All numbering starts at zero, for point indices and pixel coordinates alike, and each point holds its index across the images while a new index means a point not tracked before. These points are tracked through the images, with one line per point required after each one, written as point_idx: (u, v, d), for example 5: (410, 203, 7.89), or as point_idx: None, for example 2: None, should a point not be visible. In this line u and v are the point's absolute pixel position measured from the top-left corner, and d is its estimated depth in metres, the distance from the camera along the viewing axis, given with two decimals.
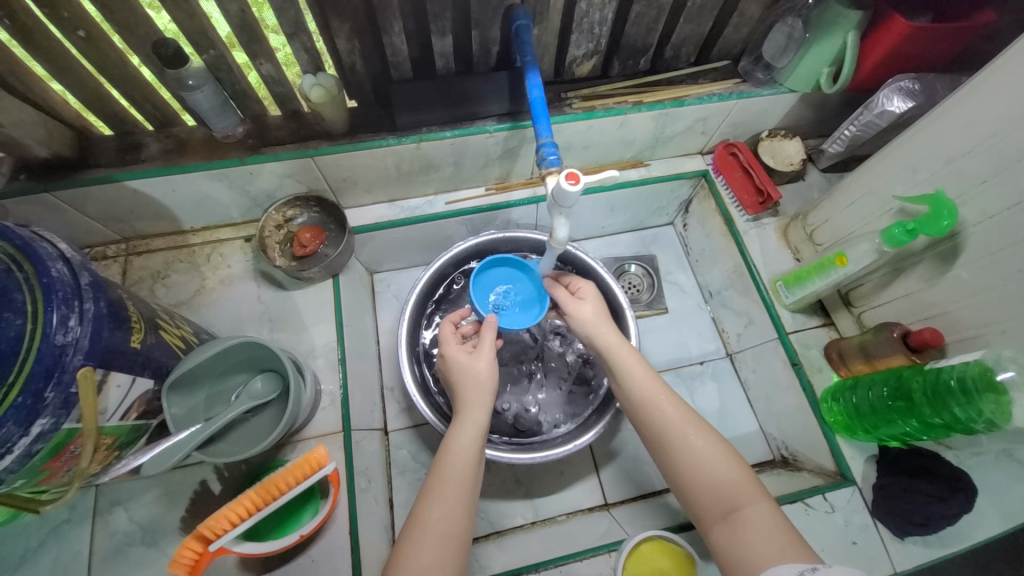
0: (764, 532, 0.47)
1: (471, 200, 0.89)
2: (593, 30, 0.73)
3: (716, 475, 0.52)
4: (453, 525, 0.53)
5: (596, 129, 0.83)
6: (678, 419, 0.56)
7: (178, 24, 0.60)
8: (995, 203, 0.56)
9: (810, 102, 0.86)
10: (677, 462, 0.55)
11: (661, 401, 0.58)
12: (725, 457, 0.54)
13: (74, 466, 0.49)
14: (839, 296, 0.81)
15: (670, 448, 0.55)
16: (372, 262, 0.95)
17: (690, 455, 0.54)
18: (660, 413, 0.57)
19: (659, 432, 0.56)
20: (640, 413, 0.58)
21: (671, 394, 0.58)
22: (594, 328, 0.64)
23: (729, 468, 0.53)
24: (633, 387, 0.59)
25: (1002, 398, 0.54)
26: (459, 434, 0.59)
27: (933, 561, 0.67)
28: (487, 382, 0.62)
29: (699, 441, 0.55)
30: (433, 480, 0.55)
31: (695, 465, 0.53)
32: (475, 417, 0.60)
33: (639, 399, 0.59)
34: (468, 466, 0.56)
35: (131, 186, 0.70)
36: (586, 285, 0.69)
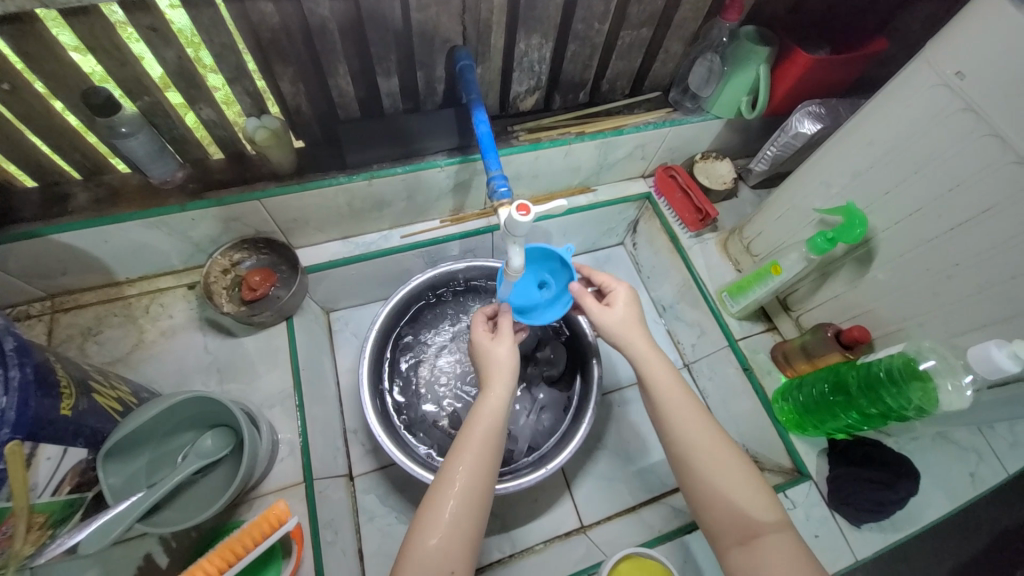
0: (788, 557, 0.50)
1: (426, 232, 0.90)
2: (533, 68, 0.77)
3: (743, 500, 0.54)
4: (473, 490, 0.53)
5: (543, 159, 0.86)
6: (711, 441, 0.57)
7: (108, 71, 0.58)
8: (897, 211, 0.63)
9: (734, 127, 0.94)
10: (702, 484, 0.55)
11: (697, 424, 0.57)
12: (751, 482, 0.55)
13: (3, 550, 0.44)
14: (778, 302, 0.87)
15: (701, 469, 0.56)
16: (327, 300, 0.92)
17: (717, 474, 0.55)
18: (687, 431, 0.57)
19: (688, 450, 0.57)
20: (667, 426, 0.59)
21: (703, 415, 0.59)
22: (623, 338, 0.63)
23: (758, 489, 0.54)
24: (661, 403, 0.59)
25: (927, 386, 0.59)
26: (485, 403, 0.59)
27: (888, 545, 0.72)
28: (510, 360, 0.62)
29: (731, 464, 0.56)
30: (451, 465, 0.54)
31: (724, 488, 0.54)
32: (498, 387, 0.60)
33: (671, 415, 0.58)
34: (491, 434, 0.57)
35: (57, 239, 0.66)
36: (618, 287, 0.67)
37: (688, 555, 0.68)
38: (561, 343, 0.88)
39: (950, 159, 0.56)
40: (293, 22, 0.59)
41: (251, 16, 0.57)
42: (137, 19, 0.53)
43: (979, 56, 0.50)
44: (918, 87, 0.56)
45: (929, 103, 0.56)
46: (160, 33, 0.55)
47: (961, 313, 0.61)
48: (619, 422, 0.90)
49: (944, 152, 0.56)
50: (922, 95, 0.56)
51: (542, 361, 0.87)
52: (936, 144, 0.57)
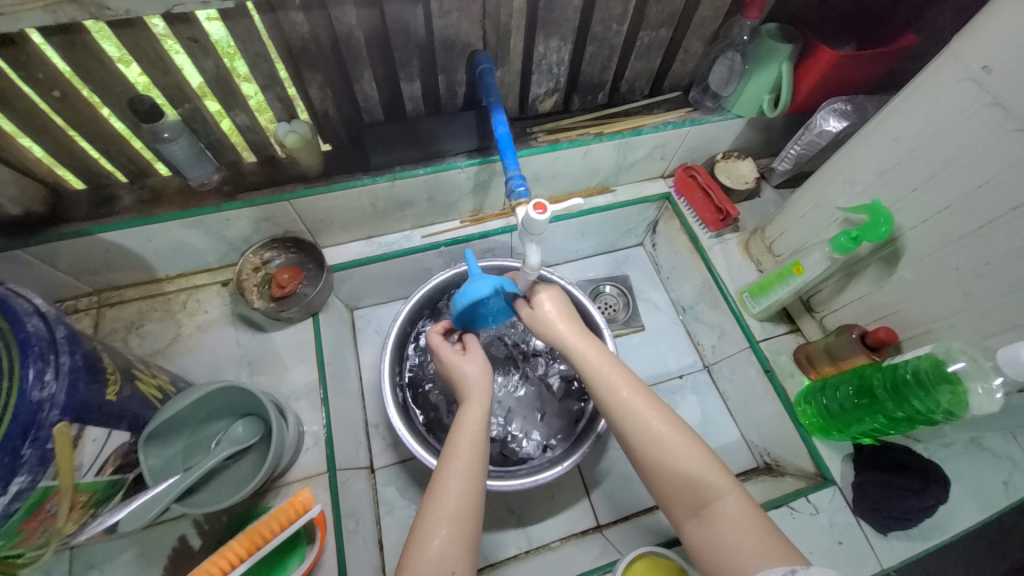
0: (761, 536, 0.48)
1: (446, 232, 0.92)
2: (552, 70, 0.79)
3: (685, 467, 0.53)
4: (463, 503, 0.54)
5: (561, 160, 0.87)
6: (644, 408, 0.56)
7: (152, 80, 0.62)
8: (925, 209, 0.62)
9: (756, 126, 0.93)
10: (648, 456, 0.54)
11: (626, 389, 0.58)
12: (694, 452, 0.54)
13: (49, 527, 0.48)
14: (801, 303, 0.85)
15: (637, 442, 0.55)
16: (351, 298, 0.95)
17: (661, 445, 0.54)
18: (625, 408, 0.57)
19: (624, 421, 0.56)
20: (609, 409, 0.58)
21: (639, 389, 0.58)
22: (557, 328, 0.64)
23: (695, 455, 0.54)
24: (601, 388, 0.59)
25: (957, 388, 0.57)
26: (464, 420, 0.61)
27: (917, 553, 0.69)
28: (485, 376, 0.66)
29: (666, 429, 0.55)
30: (442, 476, 0.56)
31: (664, 457, 0.54)
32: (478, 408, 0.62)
33: (604, 389, 0.59)
34: (475, 453, 0.58)
35: (104, 238, 0.70)
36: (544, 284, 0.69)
37: None
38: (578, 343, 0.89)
39: (980, 154, 0.54)
40: (321, 30, 0.62)
41: (283, 25, 0.60)
42: (179, 31, 0.57)
43: (1010, 47, 0.49)
44: (947, 81, 0.55)
45: (958, 98, 0.55)
46: (200, 44, 0.59)
47: (994, 315, 0.59)
48: None
49: (973, 148, 0.55)
50: (951, 89, 0.55)
51: (559, 360, 0.89)
52: (965, 139, 0.55)
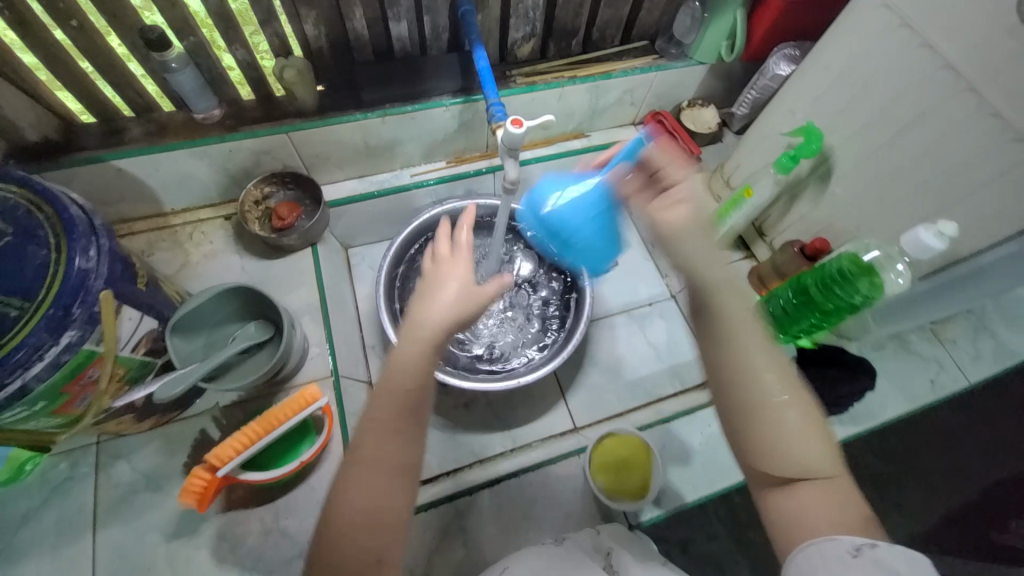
0: (832, 505, 0.41)
1: (434, 172, 1.00)
2: (529, 14, 0.86)
3: (799, 440, 0.43)
4: (388, 453, 0.44)
5: (539, 102, 0.95)
6: (773, 362, 0.45)
7: (160, 12, 0.67)
8: (848, 129, 0.71)
9: (716, 73, 1.02)
10: (760, 418, 0.44)
11: (747, 333, 0.46)
12: (813, 423, 0.44)
13: (90, 394, 0.55)
14: (755, 230, 0.95)
15: (755, 396, 0.44)
16: (346, 236, 1.03)
17: (781, 411, 0.44)
18: (749, 355, 0.46)
19: (748, 381, 0.45)
20: (726, 352, 0.46)
21: (764, 336, 0.47)
22: (679, 241, 0.53)
23: (814, 434, 0.44)
24: (715, 320, 0.47)
25: (874, 278, 0.68)
26: (429, 308, 0.50)
27: (847, 435, 0.81)
28: (459, 303, 0.51)
29: (788, 396, 0.44)
30: (365, 423, 0.45)
31: (782, 424, 0.43)
32: (430, 312, 0.50)
33: (724, 325, 0.47)
34: (411, 388, 0.46)
35: (116, 166, 0.76)
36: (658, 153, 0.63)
37: (667, 439, 0.80)
38: (554, 273, 1.00)
39: (891, 74, 0.64)
40: None
41: None
42: None
43: None
44: (865, 9, 0.64)
45: (874, 23, 0.63)
46: None
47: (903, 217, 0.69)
48: (608, 342, 1.01)
49: (886, 69, 0.64)
50: (870, 16, 0.64)
51: (537, 288, 1.00)
52: (880, 61, 0.64)
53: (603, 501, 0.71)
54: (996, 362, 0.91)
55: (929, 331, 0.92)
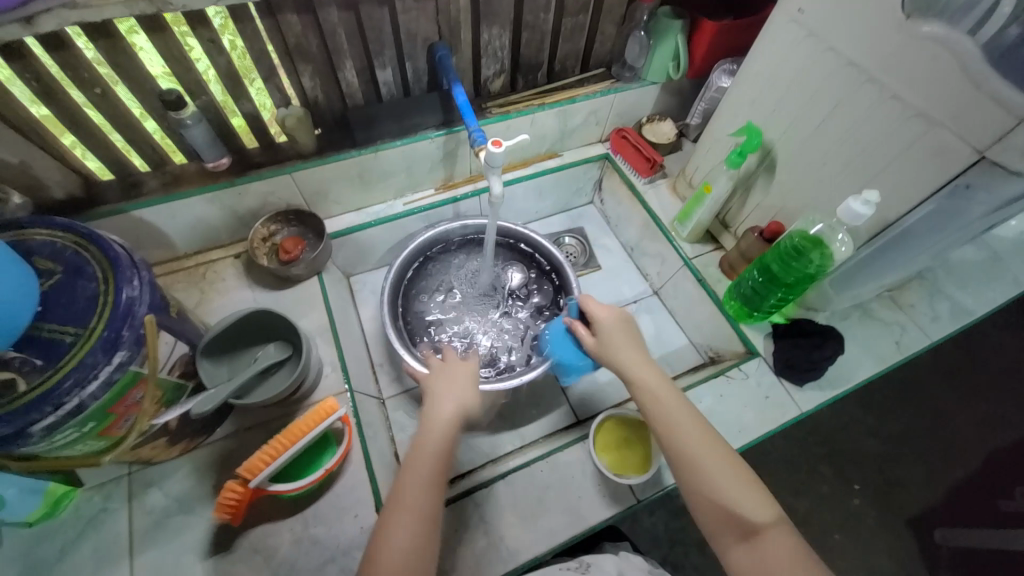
0: (790, 555, 0.53)
1: (424, 199, 1.09)
2: (497, 53, 0.98)
3: (747, 501, 0.57)
4: (421, 512, 0.62)
5: (514, 128, 1.05)
6: (712, 445, 0.61)
7: (175, 76, 0.76)
8: (782, 124, 0.82)
9: (668, 90, 1.15)
10: (704, 490, 0.59)
11: (688, 419, 0.63)
12: (756, 491, 0.58)
13: (133, 415, 0.60)
14: (720, 223, 1.05)
15: (688, 466, 0.60)
16: (347, 265, 1.10)
17: (723, 486, 0.58)
18: (683, 432, 0.63)
19: (693, 461, 0.60)
20: (666, 430, 0.63)
21: (694, 415, 0.65)
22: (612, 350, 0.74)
23: (748, 481, 0.59)
24: (654, 410, 0.66)
25: (824, 250, 0.78)
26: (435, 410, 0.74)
27: (828, 398, 0.88)
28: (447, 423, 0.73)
29: (711, 457, 0.60)
30: (388, 528, 0.60)
31: (723, 496, 0.58)
32: (431, 493, 0.64)
33: (659, 406, 0.66)
34: (421, 495, 0.63)
35: (136, 215, 0.84)
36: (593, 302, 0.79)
37: (664, 418, 0.86)
38: (544, 281, 1.08)
39: (808, 75, 0.75)
40: (311, 29, 0.79)
41: (281, 25, 0.76)
42: (201, 34, 0.73)
43: None
44: (779, 24, 0.76)
45: (787, 35, 0.75)
46: (216, 44, 0.74)
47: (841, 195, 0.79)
48: None
49: (803, 71, 0.75)
50: (783, 29, 0.75)
51: (529, 296, 1.07)
52: (798, 65, 0.76)
53: (609, 477, 0.77)
54: (952, 321, 1.00)
55: (888, 299, 1.01)
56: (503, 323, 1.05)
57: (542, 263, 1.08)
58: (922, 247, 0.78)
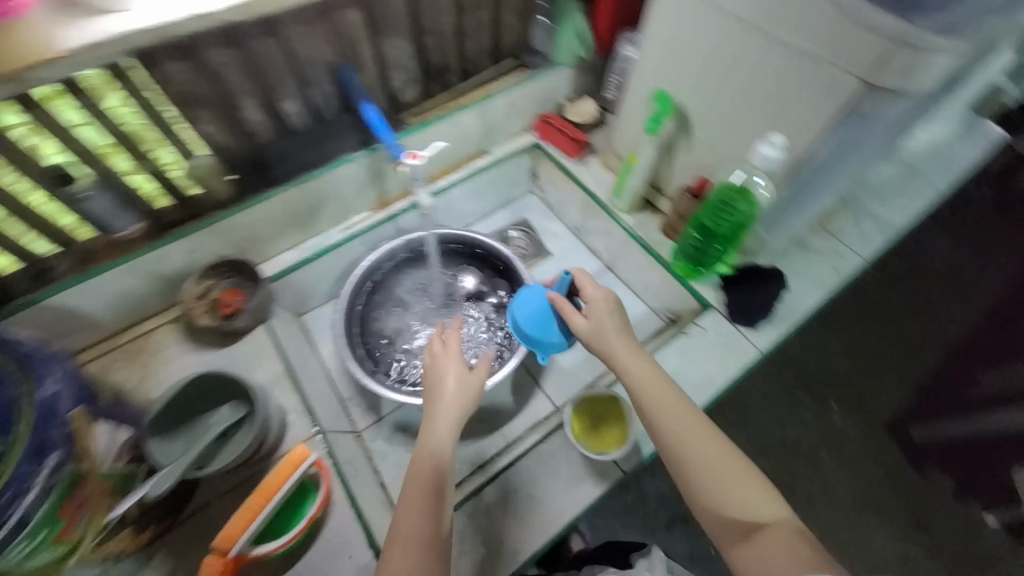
0: (783, 545, 0.60)
1: (362, 222, 1.05)
2: (403, 63, 0.97)
3: (744, 500, 0.65)
4: (418, 541, 0.61)
5: (436, 134, 1.04)
6: (706, 443, 0.69)
7: (60, 149, 0.70)
8: (687, 85, 0.85)
9: (581, 69, 1.16)
10: (698, 484, 0.67)
11: (684, 425, 0.70)
12: (748, 487, 0.66)
13: (85, 514, 0.57)
14: (654, 189, 1.06)
15: (693, 467, 0.67)
16: (296, 304, 1.07)
17: (714, 479, 0.66)
18: (688, 443, 0.69)
19: (691, 461, 0.68)
20: (674, 451, 0.69)
21: (701, 425, 0.71)
22: (612, 346, 0.77)
23: (742, 477, 0.67)
24: (657, 417, 0.71)
25: (748, 196, 0.81)
26: (430, 437, 0.70)
27: (781, 333, 0.92)
28: (452, 390, 0.75)
29: (711, 453, 0.68)
30: (400, 528, 0.62)
31: (725, 496, 0.65)
32: (442, 417, 0.72)
33: (662, 419, 0.71)
34: (430, 478, 0.66)
35: (53, 302, 0.79)
36: (597, 295, 0.80)
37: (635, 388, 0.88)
38: (498, 278, 1.08)
39: (699, 35, 0.77)
40: (200, 73, 0.75)
41: (165, 74, 0.72)
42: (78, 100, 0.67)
43: None
44: None
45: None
46: (98, 108, 0.70)
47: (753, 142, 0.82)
48: None
49: (693, 32, 0.78)
50: None
51: (487, 297, 1.07)
52: (688, 26, 0.78)
53: (593, 457, 0.78)
54: (880, 236, 1.06)
55: (820, 228, 1.07)
56: (466, 327, 1.06)
57: (491, 261, 1.08)
58: (836, 176, 0.82)
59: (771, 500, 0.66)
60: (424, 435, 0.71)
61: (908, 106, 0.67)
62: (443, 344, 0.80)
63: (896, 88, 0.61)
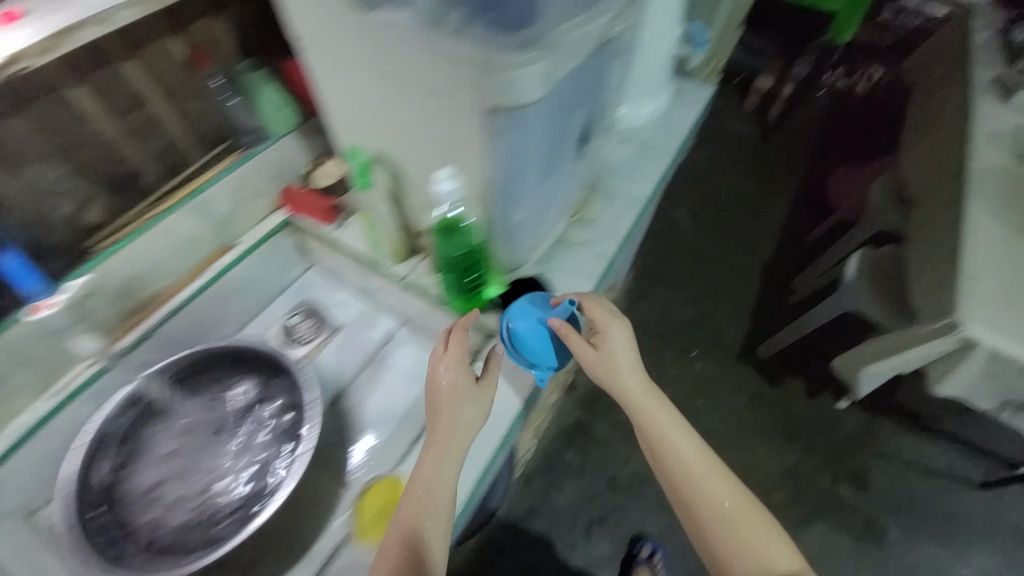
0: None
1: (86, 371, 0.91)
2: (60, 190, 0.84)
3: (759, 560, 0.69)
4: None
5: (145, 250, 0.93)
6: (722, 488, 0.74)
7: None
8: (372, 136, 0.82)
9: (307, 134, 1.09)
10: (714, 530, 0.72)
11: (704, 465, 0.76)
12: (773, 548, 0.70)
13: None
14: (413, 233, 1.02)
15: (721, 517, 0.72)
16: (24, 499, 0.87)
17: (732, 533, 0.71)
18: (709, 485, 0.74)
19: (704, 501, 0.73)
20: (686, 483, 0.74)
21: (722, 475, 0.75)
22: (617, 374, 0.80)
23: (767, 538, 0.71)
24: (675, 451, 0.76)
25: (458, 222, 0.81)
26: (421, 468, 0.74)
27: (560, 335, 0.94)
28: (462, 420, 0.76)
29: (730, 499, 0.73)
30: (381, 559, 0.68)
31: (744, 554, 0.70)
32: (439, 447, 0.74)
33: (671, 450, 0.76)
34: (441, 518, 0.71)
35: None
36: (599, 310, 0.84)
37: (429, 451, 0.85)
38: (276, 381, 0.96)
39: (351, 88, 0.75)
40: None
41: None
42: None
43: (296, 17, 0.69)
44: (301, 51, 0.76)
45: (314, 58, 0.75)
46: None
47: None
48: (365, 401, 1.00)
49: (346, 87, 0.76)
50: (307, 54, 0.75)
51: (268, 404, 0.95)
52: (339, 81, 0.76)
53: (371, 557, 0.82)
54: (630, 213, 1.14)
55: (577, 221, 1.12)
56: (251, 445, 0.93)
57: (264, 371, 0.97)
58: (545, 181, 0.85)
59: (786, 549, 0.71)
60: (445, 431, 0.75)
61: (553, 104, 0.70)
62: (456, 336, 0.82)
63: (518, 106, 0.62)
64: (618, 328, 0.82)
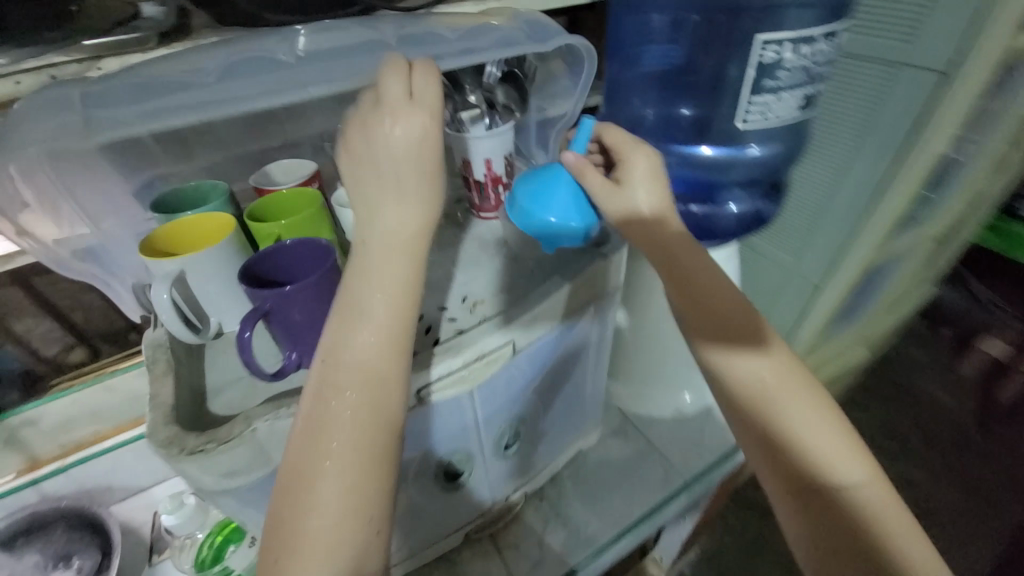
0: (888, 509, 0.49)
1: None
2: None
3: (828, 441, 0.51)
4: (362, 478, 0.41)
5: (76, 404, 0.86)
6: (818, 420, 0.51)
7: None
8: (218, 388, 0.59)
9: None
10: (798, 457, 0.51)
11: (771, 372, 0.53)
12: (838, 432, 0.51)
13: None
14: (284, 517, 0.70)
15: (792, 442, 0.51)
16: None
17: (811, 436, 0.51)
18: (808, 430, 0.51)
19: (788, 436, 0.51)
20: (773, 422, 0.51)
21: (800, 370, 0.53)
22: (692, 252, 0.55)
23: (831, 427, 0.51)
24: (745, 357, 0.53)
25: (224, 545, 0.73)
26: (360, 323, 0.44)
27: None
28: (370, 301, 0.44)
29: (821, 430, 0.51)
30: (303, 472, 0.40)
31: (829, 457, 0.50)
32: (392, 273, 0.45)
33: (745, 368, 0.53)
34: (356, 421, 0.42)
35: None
36: (632, 157, 0.56)
37: None
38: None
39: None
40: None
41: None
42: None
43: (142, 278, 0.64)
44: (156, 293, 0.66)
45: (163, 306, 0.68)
46: None
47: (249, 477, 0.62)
48: None
49: None
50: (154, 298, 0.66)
51: None
52: None
53: None
54: (566, 560, 0.77)
55: (485, 539, 0.80)
56: None
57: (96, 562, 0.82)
58: None
59: (917, 540, 0.48)
60: (375, 256, 0.45)
61: None
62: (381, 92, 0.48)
63: (217, 490, 0.44)
64: (648, 158, 0.56)
